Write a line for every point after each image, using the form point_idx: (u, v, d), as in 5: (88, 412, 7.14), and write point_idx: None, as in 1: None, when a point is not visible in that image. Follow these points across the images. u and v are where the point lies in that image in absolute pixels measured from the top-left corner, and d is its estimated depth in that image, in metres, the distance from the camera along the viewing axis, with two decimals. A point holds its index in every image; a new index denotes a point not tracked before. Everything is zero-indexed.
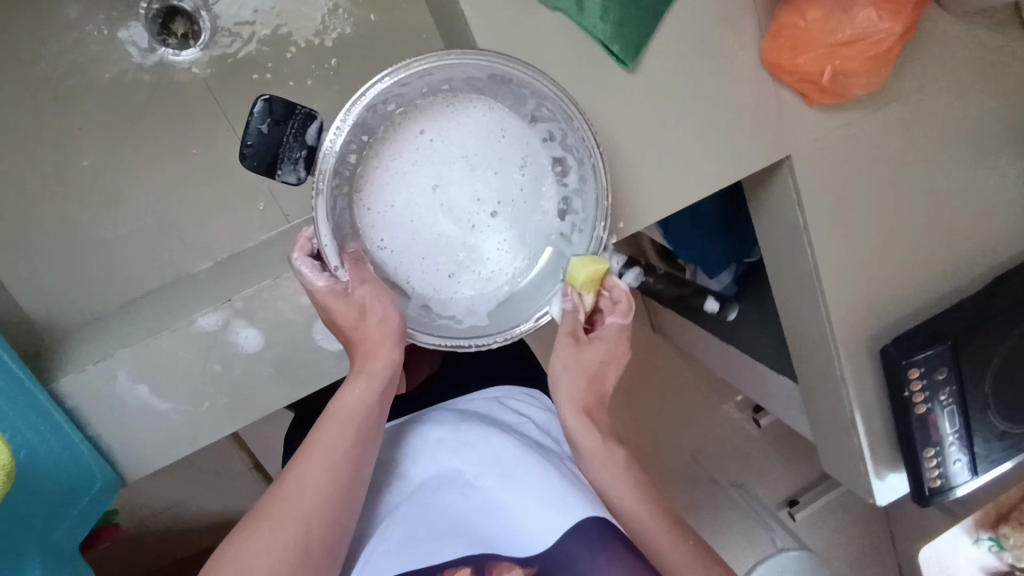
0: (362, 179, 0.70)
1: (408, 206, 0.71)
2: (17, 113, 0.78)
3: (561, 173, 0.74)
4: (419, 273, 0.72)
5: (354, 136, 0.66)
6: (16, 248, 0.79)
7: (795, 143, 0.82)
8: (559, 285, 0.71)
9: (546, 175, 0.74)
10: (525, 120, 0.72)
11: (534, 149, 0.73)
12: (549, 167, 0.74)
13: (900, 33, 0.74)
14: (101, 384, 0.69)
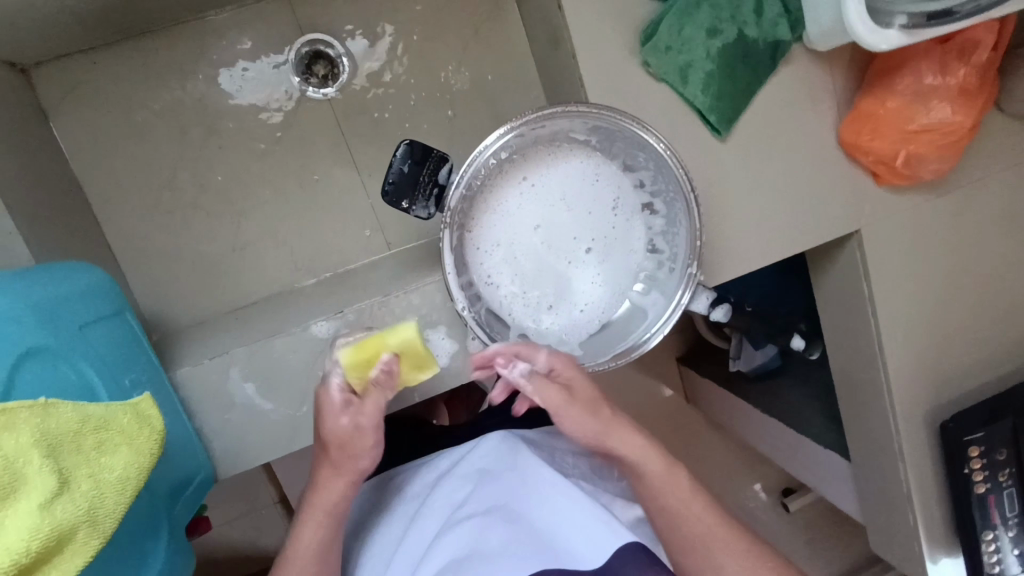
0: (471, 217, 0.75)
1: (515, 245, 0.76)
2: (160, 128, 0.85)
3: (649, 214, 0.80)
4: (523, 306, 0.77)
5: (475, 179, 0.72)
6: (141, 250, 0.86)
7: (865, 218, 0.88)
8: (649, 318, 0.79)
9: (637, 217, 0.79)
10: (620, 167, 0.79)
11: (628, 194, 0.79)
12: (639, 209, 0.80)
13: (970, 125, 0.80)
14: (214, 379, 0.73)
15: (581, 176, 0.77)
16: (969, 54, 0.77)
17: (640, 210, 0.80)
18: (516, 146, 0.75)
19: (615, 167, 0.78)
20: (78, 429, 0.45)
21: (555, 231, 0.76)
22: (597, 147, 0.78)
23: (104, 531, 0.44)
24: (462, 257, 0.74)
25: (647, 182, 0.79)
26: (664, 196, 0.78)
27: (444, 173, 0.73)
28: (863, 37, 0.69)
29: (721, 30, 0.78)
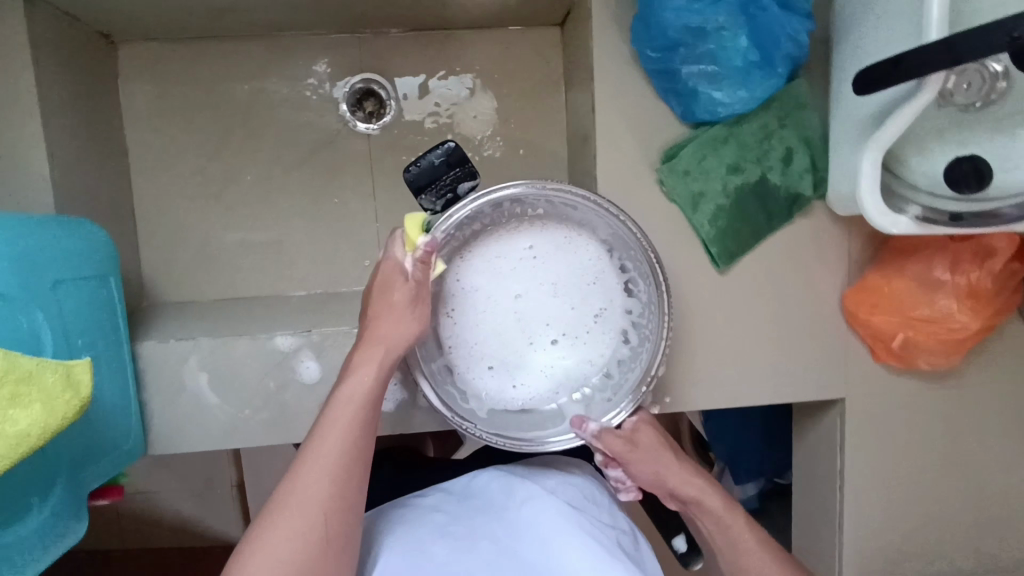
0: (464, 245, 0.69)
1: (483, 296, 0.70)
2: (208, 120, 0.91)
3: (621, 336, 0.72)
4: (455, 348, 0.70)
5: (481, 215, 0.66)
6: (159, 223, 0.92)
7: (851, 390, 0.86)
8: (561, 433, 0.70)
9: (610, 332, 0.72)
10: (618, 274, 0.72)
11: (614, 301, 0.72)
12: (619, 329, 0.72)
13: (975, 329, 0.77)
14: (171, 360, 0.77)
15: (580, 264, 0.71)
16: (985, 258, 0.75)
17: (620, 331, 0.72)
18: (540, 208, 0.69)
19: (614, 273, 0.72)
20: (1, 376, 0.49)
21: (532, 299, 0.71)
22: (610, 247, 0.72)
23: None
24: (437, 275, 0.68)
25: (637, 309, 0.72)
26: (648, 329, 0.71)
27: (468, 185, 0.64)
28: (873, 217, 0.67)
29: (742, 170, 0.78)
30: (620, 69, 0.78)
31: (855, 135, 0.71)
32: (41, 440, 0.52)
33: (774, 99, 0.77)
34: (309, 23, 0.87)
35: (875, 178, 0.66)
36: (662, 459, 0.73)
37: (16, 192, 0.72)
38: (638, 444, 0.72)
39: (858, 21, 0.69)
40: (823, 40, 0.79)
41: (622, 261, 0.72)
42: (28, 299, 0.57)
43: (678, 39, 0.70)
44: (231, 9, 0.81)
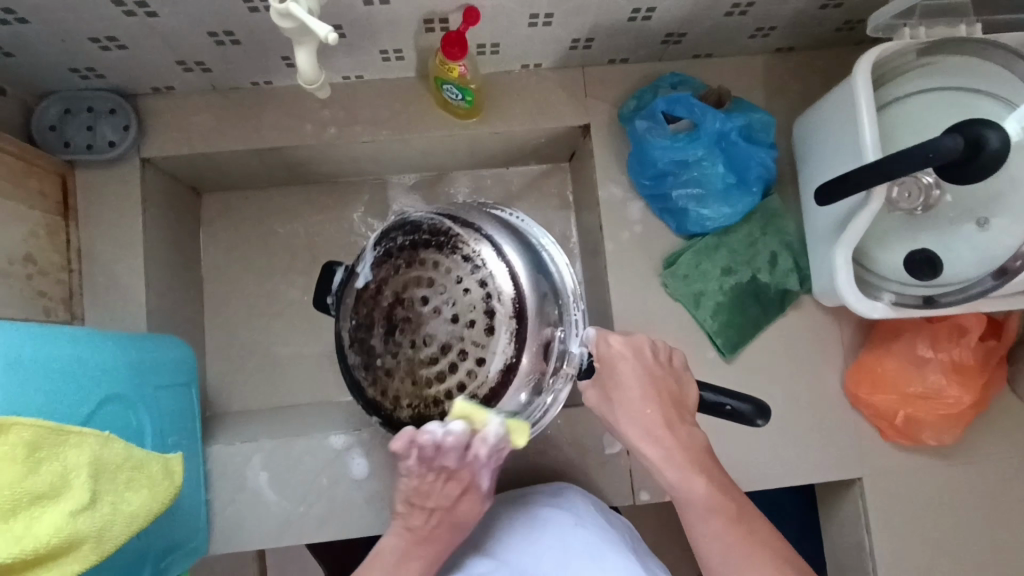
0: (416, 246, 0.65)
1: (356, 281, 0.66)
2: (269, 250, 1.06)
3: (434, 359, 0.62)
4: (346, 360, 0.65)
5: (396, 240, 0.66)
6: (224, 341, 1.04)
7: (865, 465, 0.91)
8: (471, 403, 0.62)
9: (419, 346, 0.62)
10: (458, 283, 0.63)
11: (437, 314, 0.62)
12: (441, 341, 0.62)
13: (970, 402, 0.85)
14: (237, 461, 0.85)
15: (428, 272, 0.63)
16: (960, 336, 0.84)
17: (439, 348, 0.62)
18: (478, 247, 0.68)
19: (453, 284, 0.63)
20: (121, 463, 0.57)
21: (390, 291, 0.64)
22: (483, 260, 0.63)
23: (101, 553, 0.53)
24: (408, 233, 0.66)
25: (503, 329, 0.62)
26: (508, 351, 0.62)
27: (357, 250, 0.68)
28: (854, 304, 0.78)
29: (734, 271, 0.91)
30: (621, 195, 0.93)
31: (825, 237, 0.84)
32: (148, 521, 0.59)
33: (754, 212, 0.91)
34: (361, 171, 1.05)
35: (849, 273, 0.78)
36: (631, 396, 0.68)
37: (118, 316, 0.86)
38: (613, 372, 0.68)
39: (813, 149, 0.84)
40: (788, 164, 0.95)
41: (484, 259, 0.63)
42: (137, 404, 0.67)
43: (667, 170, 0.85)
44: (301, 162, 0.99)
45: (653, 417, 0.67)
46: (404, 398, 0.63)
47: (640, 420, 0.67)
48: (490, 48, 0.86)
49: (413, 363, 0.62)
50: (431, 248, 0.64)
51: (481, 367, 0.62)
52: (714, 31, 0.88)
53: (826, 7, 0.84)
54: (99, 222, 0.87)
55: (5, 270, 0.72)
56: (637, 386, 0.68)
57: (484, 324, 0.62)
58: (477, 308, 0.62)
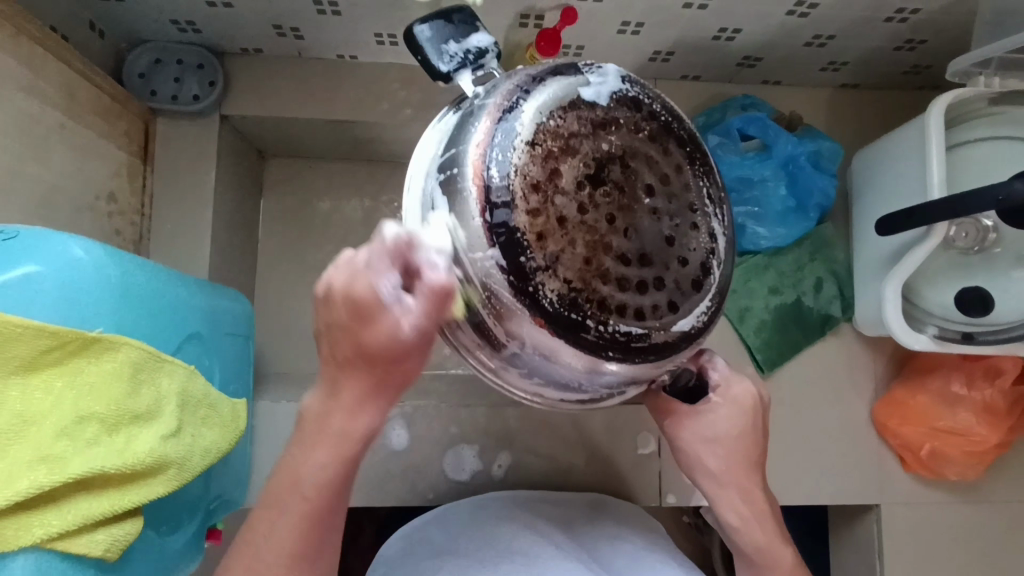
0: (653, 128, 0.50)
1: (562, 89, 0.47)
2: (324, 220, 1.08)
3: (624, 256, 0.46)
4: (507, 160, 0.44)
5: (651, 97, 0.50)
6: (270, 303, 1.05)
7: (885, 495, 0.94)
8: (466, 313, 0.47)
9: (617, 228, 0.46)
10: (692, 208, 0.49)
11: (650, 214, 0.47)
12: (641, 242, 0.46)
13: (996, 442, 0.87)
14: (281, 419, 0.87)
15: (662, 156, 0.49)
16: (995, 377, 0.87)
17: (638, 257, 0.46)
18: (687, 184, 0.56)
19: (688, 207, 0.49)
20: (200, 399, 0.58)
21: (615, 149, 0.47)
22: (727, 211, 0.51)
23: (180, 481, 0.54)
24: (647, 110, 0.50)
25: (709, 281, 0.49)
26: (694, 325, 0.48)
27: (488, 41, 0.56)
28: (899, 334, 0.80)
29: (781, 291, 0.94)
30: None
31: (875, 269, 0.87)
32: (216, 459, 0.60)
33: (806, 237, 0.94)
34: None
35: (897, 303, 0.81)
36: (725, 450, 0.60)
37: (182, 264, 0.87)
38: (728, 417, 0.59)
39: (874, 184, 0.87)
40: (840, 196, 0.98)
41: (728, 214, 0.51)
42: (208, 348, 0.68)
43: (732, 186, 0.88)
44: (369, 138, 1.01)
45: (750, 481, 0.61)
46: (564, 274, 0.44)
47: (730, 475, 0.61)
48: (575, 49, 0.89)
49: (599, 248, 0.45)
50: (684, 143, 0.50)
51: (670, 315, 0.47)
52: (788, 60, 0.91)
53: (899, 49, 0.88)
54: (173, 170, 0.89)
55: (92, 203, 0.74)
56: (735, 439, 0.60)
57: (695, 276, 0.48)
58: (697, 252, 0.48)
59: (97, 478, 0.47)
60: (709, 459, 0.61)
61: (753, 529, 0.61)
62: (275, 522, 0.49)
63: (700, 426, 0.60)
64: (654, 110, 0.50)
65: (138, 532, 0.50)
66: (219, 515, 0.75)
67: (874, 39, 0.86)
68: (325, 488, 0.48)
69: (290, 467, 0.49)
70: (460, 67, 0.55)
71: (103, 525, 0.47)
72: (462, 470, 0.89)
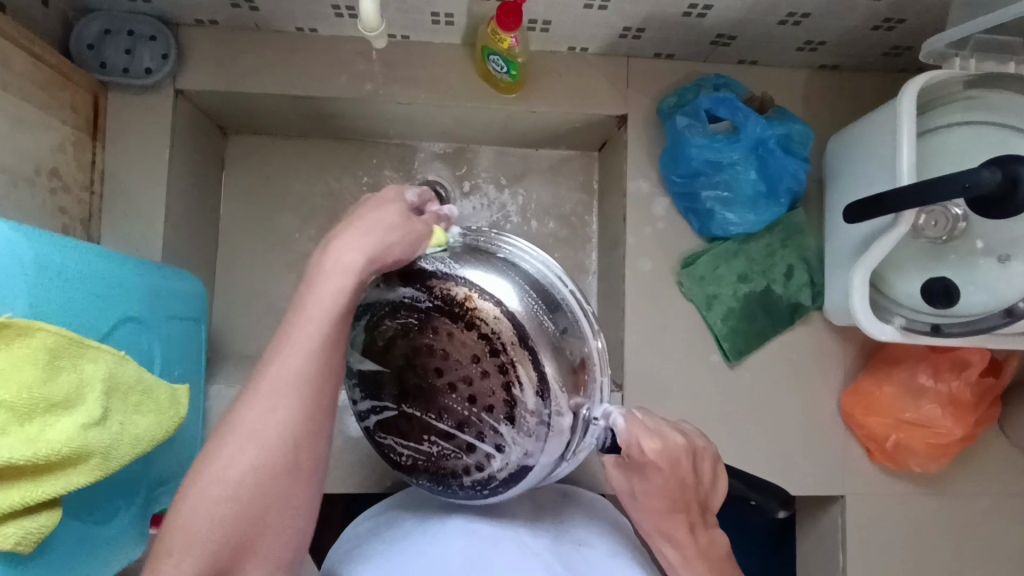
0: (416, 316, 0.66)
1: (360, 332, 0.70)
2: (289, 199, 1.05)
3: (447, 431, 0.68)
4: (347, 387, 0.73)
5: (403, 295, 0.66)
6: (234, 284, 1.03)
7: (850, 484, 0.93)
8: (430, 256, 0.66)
9: (433, 415, 0.68)
10: (474, 360, 0.65)
11: (451, 392, 0.67)
12: (452, 419, 0.67)
13: (960, 435, 0.86)
14: (236, 403, 0.85)
15: (436, 339, 0.66)
16: (962, 369, 0.86)
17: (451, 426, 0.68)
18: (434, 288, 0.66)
19: (467, 361, 0.65)
20: (131, 385, 0.56)
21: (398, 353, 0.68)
22: (501, 346, 0.65)
23: (106, 471, 0.52)
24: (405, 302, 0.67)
25: (509, 395, 0.65)
26: (526, 445, 0.66)
27: None
28: (864, 324, 0.79)
29: (750, 278, 0.92)
30: (648, 189, 0.94)
31: (845, 257, 0.85)
32: (150, 447, 0.58)
33: (778, 223, 0.92)
34: (391, 132, 1.04)
35: (865, 292, 0.79)
36: (654, 498, 0.63)
37: (134, 243, 0.85)
38: (643, 474, 0.62)
39: (849, 169, 0.85)
40: (815, 181, 0.96)
41: (502, 338, 0.65)
42: (149, 330, 0.67)
43: (700, 170, 0.85)
44: (332, 114, 0.98)
45: (678, 525, 0.64)
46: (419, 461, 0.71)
47: (650, 520, 0.64)
48: (542, 24, 0.86)
49: (426, 430, 0.69)
50: (441, 316, 0.65)
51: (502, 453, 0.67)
52: (763, 39, 0.88)
53: (878, 29, 0.85)
54: (124, 145, 0.86)
55: (31, 179, 0.71)
56: (662, 488, 0.63)
57: (506, 413, 0.66)
58: (496, 399, 0.65)
59: (9, 469, 0.46)
60: (636, 513, 0.65)
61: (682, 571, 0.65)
62: (234, 452, 0.50)
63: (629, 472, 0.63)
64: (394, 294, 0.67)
65: (56, 523, 0.49)
66: (168, 498, 0.74)
67: (851, 18, 0.82)
68: (276, 404, 0.51)
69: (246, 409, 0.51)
70: None
71: (17, 517, 0.46)
72: None
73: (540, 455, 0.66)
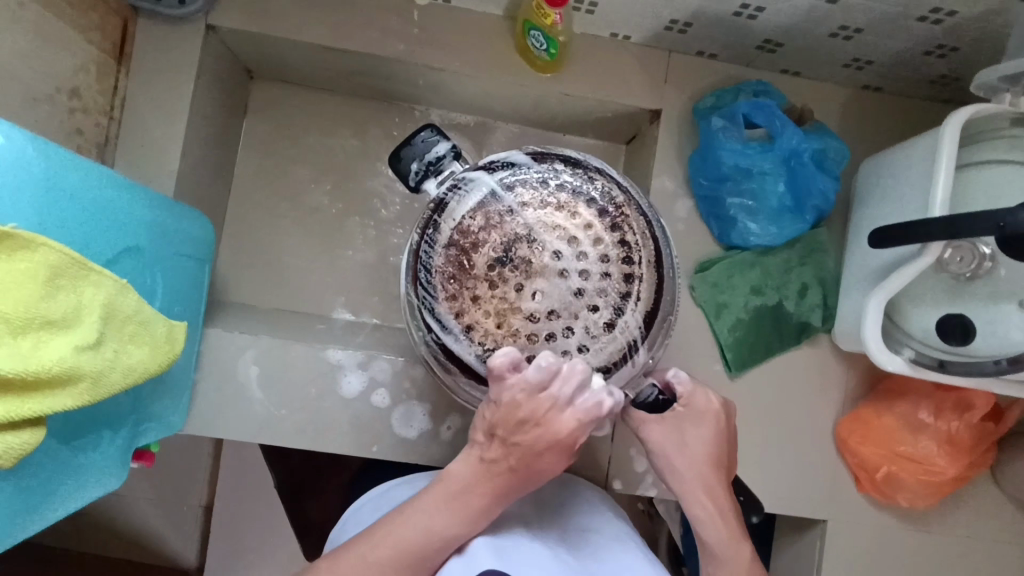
0: (563, 202, 0.67)
1: (480, 196, 0.67)
2: (308, 152, 1.03)
3: (534, 313, 0.64)
4: (439, 233, 0.67)
5: (561, 176, 0.68)
6: (244, 230, 1.02)
7: (835, 510, 0.92)
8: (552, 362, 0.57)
9: (526, 294, 0.64)
10: (602, 258, 0.65)
11: (562, 273, 0.64)
12: (549, 301, 0.63)
13: (953, 475, 0.85)
14: (231, 349, 0.84)
15: (571, 226, 0.66)
16: (964, 411, 0.85)
17: (544, 310, 0.64)
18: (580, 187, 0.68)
19: (602, 257, 0.65)
20: (129, 314, 0.55)
21: (527, 221, 0.65)
22: (635, 259, 0.66)
23: (92, 397, 0.51)
24: (556, 183, 0.68)
25: (614, 301, 0.65)
26: (607, 354, 0.65)
27: (446, 148, 0.71)
28: (873, 352, 0.78)
29: (763, 292, 0.91)
30: (672, 188, 0.92)
31: (862, 283, 0.84)
32: (142, 379, 0.57)
33: (798, 240, 0.91)
34: (420, 97, 1.01)
35: (878, 319, 0.78)
36: (705, 446, 0.69)
37: (147, 174, 0.84)
38: (692, 425, 0.69)
39: (878, 195, 0.84)
40: (842, 202, 0.94)
41: (641, 254, 0.66)
42: (154, 264, 0.65)
43: (729, 174, 0.84)
44: (362, 71, 0.96)
45: (715, 484, 0.69)
46: (479, 340, 0.65)
47: (694, 471, 0.69)
48: (588, 5, 0.84)
49: (510, 307, 0.64)
50: (592, 210, 0.66)
51: (579, 354, 0.64)
52: (811, 50, 0.86)
53: (929, 54, 0.83)
54: (149, 73, 0.84)
55: (52, 96, 0.70)
56: (708, 443, 0.69)
57: (607, 319, 0.65)
58: (607, 299, 0.65)
59: None
60: (682, 461, 0.69)
61: (709, 521, 0.68)
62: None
63: (684, 419, 0.69)
64: (557, 169, 0.69)
65: (38, 443, 0.48)
66: (152, 437, 0.73)
67: (904, 40, 0.80)
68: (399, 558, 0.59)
69: (418, 523, 0.60)
70: (423, 177, 0.71)
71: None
72: (411, 426, 0.86)
73: (618, 369, 0.65)
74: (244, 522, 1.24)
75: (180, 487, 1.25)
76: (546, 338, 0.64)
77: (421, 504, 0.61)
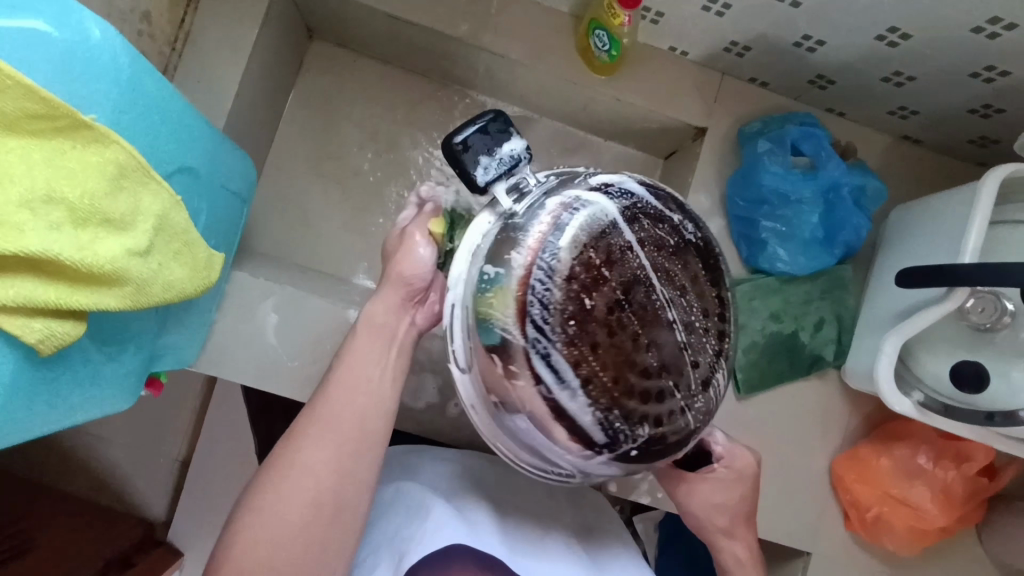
0: (676, 240, 0.54)
1: (600, 221, 0.52)
2: (353, 116, 1.04)
3: (646, 368, 0.50)
4: (555, 259, 0.51)
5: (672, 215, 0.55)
6: (277, 182, 1.02)
7: (821, 545, 0.93)
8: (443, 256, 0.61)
9: (641, 345, 0.50)
10: (708, 315, 0.53)
11: (678, 322, 0.52)
12: (665, 357, 0.51)
13: (941, 525, 0.87)
14: (253, 294, 0.84)
15: (687, 276, 0.54)
16: (962, 462, 0.86)
17: (658, 364, 0.51)
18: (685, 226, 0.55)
19: (711, 313, 0.53)
20: (178, 232, 0.55)
21: (646, 262, 0.52)
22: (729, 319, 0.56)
23: (133, 303, 0.51)
24: (667, 217, 0.55)
25: (714, 362, 0.53)
26: (699, 418, 0.53)
27: (519, 146, 0.54)
28: (884, 390, 0.80)
29: (781, 319, 0.92)
30: (707, 206, 0.94)
31: (880, 322, 0.86)
32: (176, 299, 0.57)
33: (822, 273, 0.92)
34: (471, 81, 1.03)
35: (892, 360, 0.80)
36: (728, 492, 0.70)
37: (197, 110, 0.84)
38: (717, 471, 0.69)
39: (907, 240, 0.86)
40: (868, 245, 0.96)
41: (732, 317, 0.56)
42: (200, 190, 0.65)
43: (767, 198, 0.85)
44: (420, 46, 0.97)
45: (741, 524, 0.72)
46: (589, 393, 0.50)
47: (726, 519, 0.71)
48: (654, 15, 0.86)
49: (626, 358, 0.50)
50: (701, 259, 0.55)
51: (681, 413, 0.52)
52: (861, 92, 0.88)
53: (974, 113, 0.86)
54: (218, 12, 0.85)
55: (126, 13, 0.71)
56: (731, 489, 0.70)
57: (707, 379, 0.53)
58: (708, 358, 0.53)
59: (50, 264, 0.44)
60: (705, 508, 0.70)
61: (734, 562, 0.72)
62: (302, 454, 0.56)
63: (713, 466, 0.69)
64: (664, 202, 0.56)
65: (77, 337, 0.48)
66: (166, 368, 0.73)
67: (952, 94, 0.83)
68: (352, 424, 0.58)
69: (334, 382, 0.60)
70: (495, 178, 0.54)
71: (45, 315, 0.45)
72: (418, 398, 0.86)
73: (701, 434, 0.54)
74: (223, 476, 1.23)
75: (164, 433, 1.23)
76: (655, 391, 0.51)
77: (353, 350, 0.61)
